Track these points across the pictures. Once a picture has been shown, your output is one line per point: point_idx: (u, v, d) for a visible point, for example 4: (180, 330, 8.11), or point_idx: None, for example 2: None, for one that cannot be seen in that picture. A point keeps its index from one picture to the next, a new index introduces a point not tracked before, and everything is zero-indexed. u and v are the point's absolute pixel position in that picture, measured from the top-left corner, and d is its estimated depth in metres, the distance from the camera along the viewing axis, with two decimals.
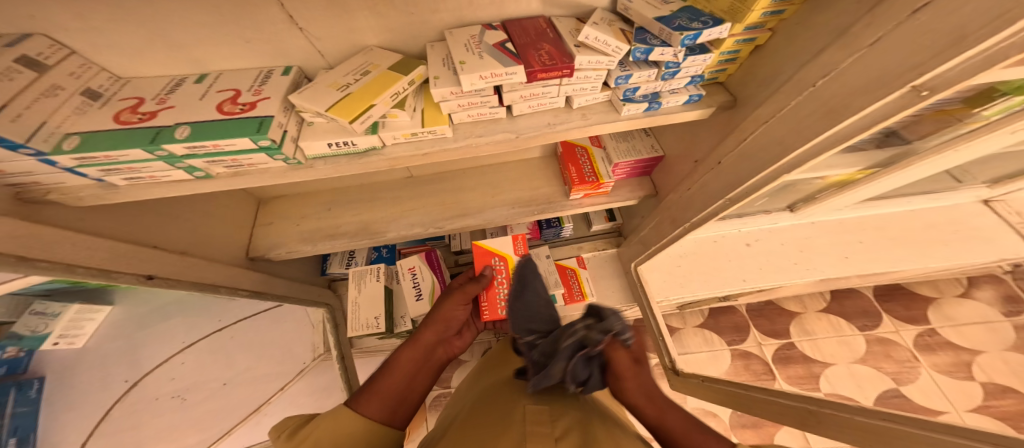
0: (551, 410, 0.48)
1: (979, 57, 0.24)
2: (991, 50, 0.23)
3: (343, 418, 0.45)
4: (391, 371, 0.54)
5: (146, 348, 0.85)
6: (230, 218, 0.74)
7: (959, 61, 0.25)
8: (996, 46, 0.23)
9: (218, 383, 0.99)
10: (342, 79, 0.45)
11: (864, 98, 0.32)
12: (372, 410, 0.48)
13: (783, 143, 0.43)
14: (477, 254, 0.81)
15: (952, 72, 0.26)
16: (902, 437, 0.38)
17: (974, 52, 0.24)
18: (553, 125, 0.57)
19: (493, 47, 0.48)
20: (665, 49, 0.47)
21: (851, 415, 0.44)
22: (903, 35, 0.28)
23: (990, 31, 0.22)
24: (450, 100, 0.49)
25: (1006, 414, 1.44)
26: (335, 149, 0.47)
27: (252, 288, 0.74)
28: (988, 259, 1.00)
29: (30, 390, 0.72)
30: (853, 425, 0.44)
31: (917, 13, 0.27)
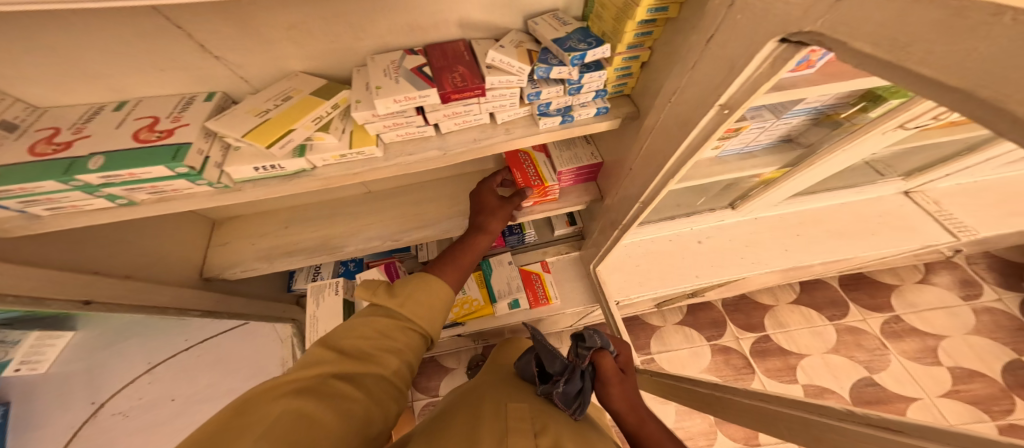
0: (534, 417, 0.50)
1: (753, 76, 0.31)
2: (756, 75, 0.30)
3: (432, 284, 0.58)
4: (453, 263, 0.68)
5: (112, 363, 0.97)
6: (181, 239, 0.76)
7: (741, 81, 0.32)
8: (757, 70, 0.30)
9: (168, 400, 1.02)
10: (262, 105, 0.48)
11: (698, 111, 0.38)
12: (446, 283, 0.62)
13: (664, 150, 0.48)
14: (507, 153, 0.91)
15: (741, 89, 0.32)
16: (770, 413, 0.49)
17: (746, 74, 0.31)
18: (478, 140, 0.62)
19: (411, 71, 0.53)
20: (562, 68, 0.52)
21: (740, 397, 0.56)
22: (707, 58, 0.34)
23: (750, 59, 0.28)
24: (375, 121, 0.53)
25: (975, 398, 1.50)
26: (263, 172, 0.49)
27: (204, 308, 0.76)
28: (911, 247, 1.07)
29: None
30: (743, 406, 0.55)
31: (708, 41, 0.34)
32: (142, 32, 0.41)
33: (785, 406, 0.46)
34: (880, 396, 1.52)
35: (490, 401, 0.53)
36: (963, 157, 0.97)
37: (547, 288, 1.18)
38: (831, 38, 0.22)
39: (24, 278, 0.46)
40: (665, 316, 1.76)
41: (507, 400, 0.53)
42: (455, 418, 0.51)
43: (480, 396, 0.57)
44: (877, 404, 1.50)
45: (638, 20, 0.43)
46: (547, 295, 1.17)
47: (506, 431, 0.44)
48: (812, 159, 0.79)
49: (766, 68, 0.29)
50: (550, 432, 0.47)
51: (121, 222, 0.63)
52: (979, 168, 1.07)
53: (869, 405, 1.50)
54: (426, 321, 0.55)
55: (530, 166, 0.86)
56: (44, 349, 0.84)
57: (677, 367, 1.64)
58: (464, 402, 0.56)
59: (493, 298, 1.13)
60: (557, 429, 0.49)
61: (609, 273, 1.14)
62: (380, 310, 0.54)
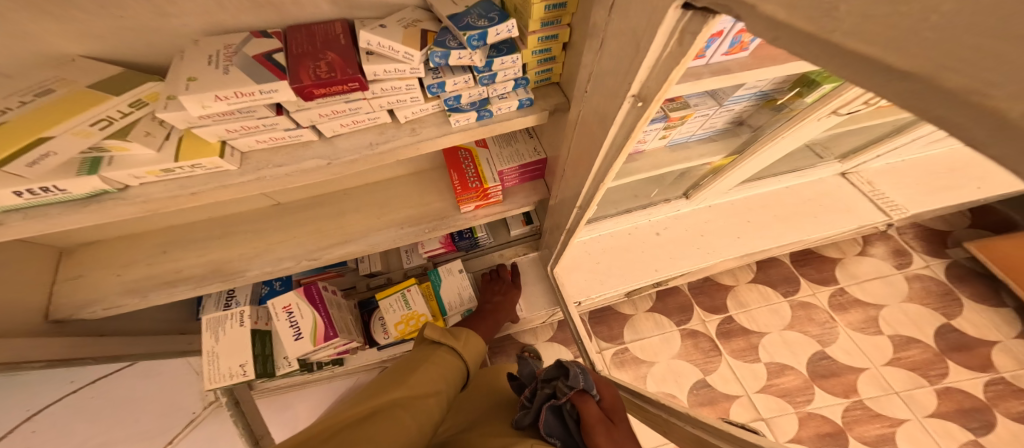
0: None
1: (662, 57, 0.22)
2: (664, 54, 0.22)
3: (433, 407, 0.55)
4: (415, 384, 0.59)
5: None
6: (11, 280, 0.59)
7: (648, 64, 0.23)
8: (665, 47, 0.21)
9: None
10: (2, 104, 0.33)
11: (612, 106, 0.29)
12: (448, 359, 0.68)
13: (587, 153, 0.40)
14: (445, 152, 0.81)
15: (652, 76, 0.24)
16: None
17: (657, 52, 0.22)
18: (375, 145, 0.50)
19: (252, 58, 0.39)
20: (461, 52, 0.40)
21: (685, 424, 0.51)
22: (613, 31, 0.25)
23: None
24: (209, 124, 0.39)
25: (913, 364, 1.58)
26: (33, 198, 0.35)
27: (50, 357, 0.60)
28: (851, 227, 1.06)
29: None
30: (687, 434, 0.50)
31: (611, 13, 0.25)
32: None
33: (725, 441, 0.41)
34: (834, 369, 1.57)
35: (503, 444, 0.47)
36: (891, 139, 1.00)
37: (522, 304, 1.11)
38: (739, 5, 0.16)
39: None
40: (636, 304, 1.73)
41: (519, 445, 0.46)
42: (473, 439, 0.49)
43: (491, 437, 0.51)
44: (831, 377, 1.56)
45: None
46: None
47: None
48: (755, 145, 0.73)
49: (672, 47, 0.21)
50: None
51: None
52: (906, 147, 1.06)
53: (825, 378, 1.56)
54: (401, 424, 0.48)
55: (469, 170, 0.78)
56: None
57: (650, 355, 1.62)
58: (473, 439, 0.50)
59: (444, 312, 1.04)
60: None
61: (567, 273, 1.06)
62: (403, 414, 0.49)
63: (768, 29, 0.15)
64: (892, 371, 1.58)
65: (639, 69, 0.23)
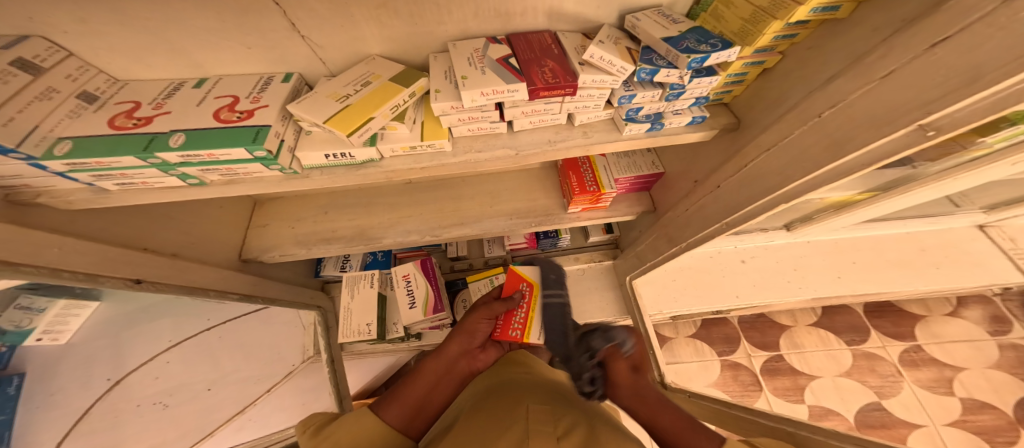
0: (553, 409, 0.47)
1: (992, 99, 0.23)
2: (1005, 93, 0.22)
3: (365, 420, 0.46)
4: (409, 388, 0.56)
5: (131, 348, 0.76)
6: (222, 219, 0.72)
7: (969, 103, 0.24)
8: (1013, 88, 0.21)
9: (204, 388, 0.91)
10: (341, 90, 0.45)
11: (869, 133, 0.31)
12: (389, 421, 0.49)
13: (783, 173, 0.42)
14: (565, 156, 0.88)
15: (961, 113, 0.25)
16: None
17: (989, 92, 0.22)
18: (553, 142, 0.57)
19: (496, 61, 0.49)
20: (671, 70, 0.46)
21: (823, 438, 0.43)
22: (916, 68, 0.26)
23: (1006, 74, 0.21)
24: (450, 114, 0.49)
25: (982, 428, 1.45)
26: (333, 160, 0.47)
27: (242, 292, 0.71)
28: (981, 283, 1.01)
29: (8, 388, 0.59)
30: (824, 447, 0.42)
31: (932, 48, 0.25)
32: (237, 7, 0.37)
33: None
34: (885, 421, 1.47)
35: (513, 403, 0.48)
36: None
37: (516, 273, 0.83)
38: None
39: (78, 254, 0.42)
40: (677, 327, 1.71)
41: (529, 402, 0.48)
42: (493, 402, 0.51)
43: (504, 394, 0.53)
44: (880, 429, 1.45)
45: (790, 21, 0.37)
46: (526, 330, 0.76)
47: (526, 436, 0.38)
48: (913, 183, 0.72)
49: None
50: (576, 434, 0.39)
51: (169, 203, 0.59)
52: None
53: (872, 428, 1.45)
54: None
55: (586, 172, 0.83)
56: (71, 317, 0.62)
57: (683, 379, 1.58)
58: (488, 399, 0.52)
59: None
60: (587, 430, 0.40)
61: (642, 285, 1.09)
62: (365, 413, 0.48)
63: None
64: (953, 433, 1.45)
65: (952, 105, 0.24)
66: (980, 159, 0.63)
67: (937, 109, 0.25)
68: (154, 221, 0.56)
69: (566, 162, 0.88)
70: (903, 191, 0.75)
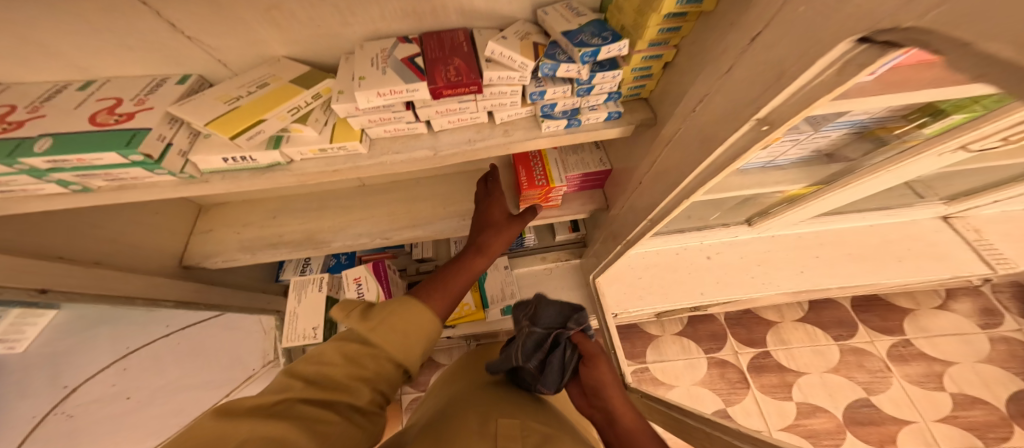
0: (524, 422, 0.42)
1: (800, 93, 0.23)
2: (807, 86, 0.22)
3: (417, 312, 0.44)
4: (454, 276, 0.53)
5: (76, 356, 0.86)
6: (161, 225, 0.72)
7: (786, 95, 0.23)
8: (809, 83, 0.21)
9: (123, 397, 0.93)
10: (233, 92, 0.44)
11: (724, 128, 0.30)
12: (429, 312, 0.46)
13: (678, 169, 0.41)
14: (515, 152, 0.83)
15: (783, 106, 0.24)
16: None
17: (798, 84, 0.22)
18: (473, 141, 0.56)
19: (401, 61, 0.48)
20: (570, 66, 0.45)
21: (730, 438, 0.43)
22: (746, 61, 0.26)
23: (806, 63, 0.20)
24: (358, 115, 0.48)
25: (973, 424, 1.41)
26: (233, 164, 0.46)
27: (178, 299, 0.72)
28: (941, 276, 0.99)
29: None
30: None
31: (752, 43, 0.25)
32: (105, 10, 0.37)
33: None
34: (873, 418, 1.44)
35: (477, 410, 0.45)
36: (1010, 187, 0.89)
37: (549, 169, 0.80)
38: (946, 37, 0.14)
39: None
40: (663, 325, 1.68)
41: (493, 411, 0.44)
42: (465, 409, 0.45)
43: (473, 400, 0.49)
44: (870, 426, 1.42)
45: (665, 13, 0.36)
46: (548, 177, 0.78)
47: None
48: (849, 177, 0.71)
49: (829, 76, 0.20)
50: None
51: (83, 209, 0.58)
52: None
53: (861, 425, 1.42)
54: (407, 348, 0.42)
55: (536, 167, 0.80)
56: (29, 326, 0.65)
57: (669, 379, 1.55)
58: (454, 405, 0.49)
59: (486, 304, 1.05)
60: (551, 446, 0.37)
61: (609, 284, 1.06)
62: (352, 335, 0.42)
63: (969, 65, 0.14)
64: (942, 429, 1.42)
65: (775, 96, 0.24)
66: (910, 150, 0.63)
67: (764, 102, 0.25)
68: (72, 228, 0.56)
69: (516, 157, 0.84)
70: (844, 184, 0.73)
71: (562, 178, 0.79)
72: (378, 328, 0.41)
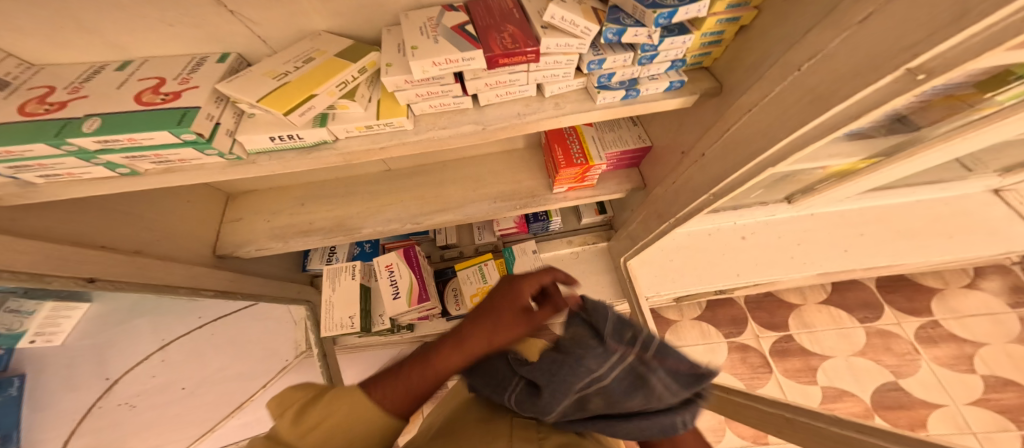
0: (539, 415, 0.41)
1: (985, 34, 0.19)
2: (996, 26, 0.18)
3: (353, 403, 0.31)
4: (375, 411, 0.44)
5: (118, 348, 0.78)
6: (194, 215, 0.71)
7: (957, 41, 0.20)
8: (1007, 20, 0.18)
9: (176, 387, 0.88)
10: (280, 67, 0.41)
11: (851, 85, 0.27)
12: None
13: (767, 135, 0.38)
14: (550, 130, 0.80)
15: (952, 52, 0.21)
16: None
17: (982, 25, 0.18)
18: (522, 115, 0.53)
19: (451, 29, 0.44)
20: (639, 29, 0.42)
21: (828, 425, 0.39)
22: (899, 7, 0.23)
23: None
24: (406, 89, 0.45)
25: (1005, 407, 1.40)
26: (280, 143, 0.43)
27: (217, 288, 0.70)
28: (997, 252, 0.97)
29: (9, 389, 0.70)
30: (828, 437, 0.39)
31: None
32: None
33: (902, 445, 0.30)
34: (903, 401, 1.42)
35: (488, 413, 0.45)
36: None
37: (586, 145, 0.77)
38: None
39: (20, 253, 0.39)
40: (682, 310, 1.67)
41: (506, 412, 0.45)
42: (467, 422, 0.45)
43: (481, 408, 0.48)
44: (899, 409, 1.41)
45: None
46: (586, 154, 0.75)
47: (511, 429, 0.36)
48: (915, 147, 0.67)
49: None
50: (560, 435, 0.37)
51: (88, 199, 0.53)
52: None
53: (890, 409, 1.41)
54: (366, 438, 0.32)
55: (573, 145, 0.77)
56: (62, 319, 0.66)
57: None
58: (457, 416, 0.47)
59: None
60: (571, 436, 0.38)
61: (638, 267, 1.04)
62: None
63: None
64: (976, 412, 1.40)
65: (942, 43, 0.20)
66: (991, 116, 0.58)
67: (923, 50, 0.21)
68: (109, 216, 0.54)
69: (551, 135, 0.81)
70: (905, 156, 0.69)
71: (601, 154, 0.76)
72: (312, 432, 0.30)
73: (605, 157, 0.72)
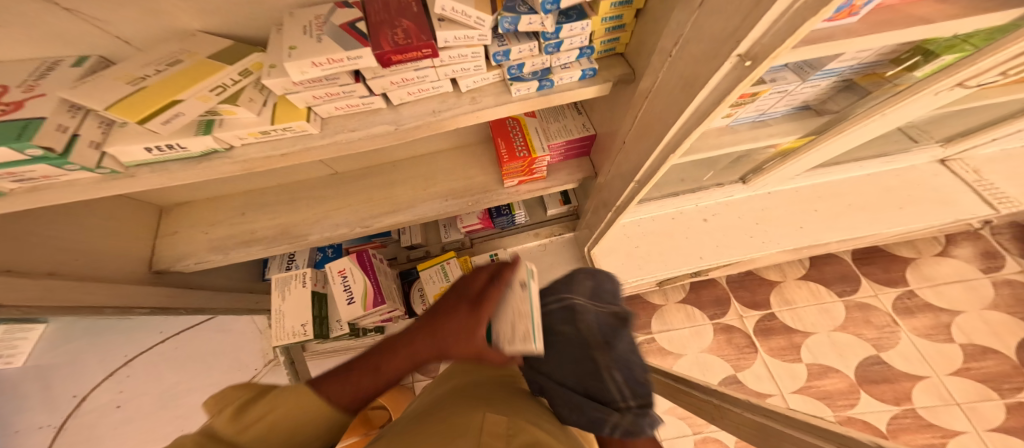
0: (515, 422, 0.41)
1: (785, 17, 0.17)
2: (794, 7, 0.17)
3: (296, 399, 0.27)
4: None
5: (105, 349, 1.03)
6: (127, 230, 0.69)
7: (767, 24, 0.18)
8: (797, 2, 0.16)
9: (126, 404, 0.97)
10: (137, 71, 0.37)
11: (704, 72, 0.25)
12: None
13: (662, 122, 0.36)
14: (494, 122, 0.78)
15: (766, 37, 0.19)
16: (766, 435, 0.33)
17: (777, 6, 0.17)
18: (438, 112, 0.51)
19: (339, 27, 0.42)
20: (532, 17, 0.39)
21: (733, 409, 0.39)
22: None
23: None
24: (300, 91, 0.43)
25: (987, 376, 1.42)
26: (161, 153, 0.41)
27: (154, 305, 0.70)
28: (945, 221, 0.95)
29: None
30: (734, 419, 0.39)
31: None
32: None
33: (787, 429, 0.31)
34: (887, 375, 1.44)
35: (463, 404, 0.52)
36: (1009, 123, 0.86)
37: (529, 137, 0.75)
38: None
39: None
40: (666, 293, 1.67)
41: None
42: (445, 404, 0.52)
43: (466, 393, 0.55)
44: (882, 384, 1.43)
45: None
46: (529, 147, 0.73)
47: None
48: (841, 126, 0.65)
49: None
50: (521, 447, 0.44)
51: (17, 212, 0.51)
52: None
53: (874, 384, 1.43)
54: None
55: (516, 137, 0.75)
56: None
57: (676, 348, 1.56)
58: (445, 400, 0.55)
59: None
60: None
61: (603, 256, 1.03)
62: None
63: None
64: (954, 380, 1.42)
65: (753, 28, 0.19)
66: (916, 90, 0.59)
67: (744, 34, 0.20)
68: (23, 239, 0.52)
69: (495, 127, 0.79)
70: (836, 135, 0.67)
71: (545, 145, 0.74)
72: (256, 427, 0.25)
73: (546, 148, 0.71)
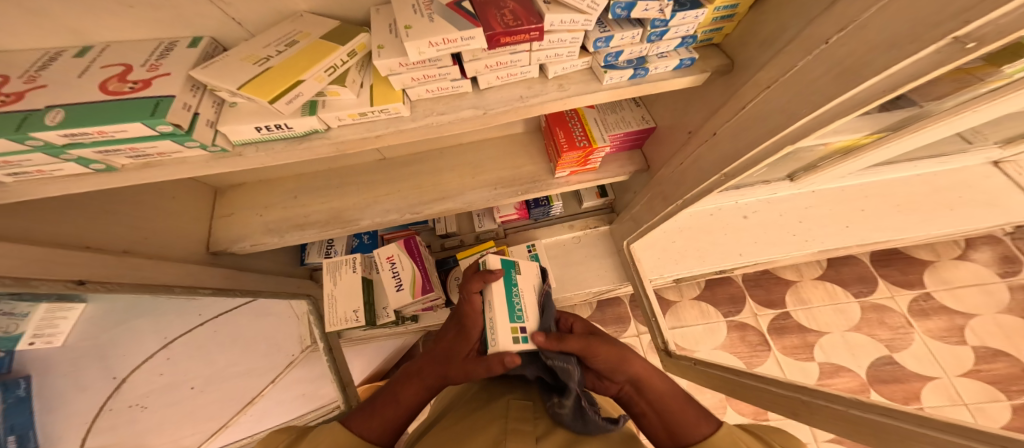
0: (534, 406, 0.56)
1: None
2: None
3: None
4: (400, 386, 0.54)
5: (129, 343, 0.65)
6: (182, 211, 0.69)
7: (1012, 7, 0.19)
8: None
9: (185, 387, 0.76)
10: (261, 51, 0.38)
11: (888, 54, 0.26)
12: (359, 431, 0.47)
13: (787, 110, 0.37)
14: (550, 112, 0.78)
15: (1003, 19, 0.20)
16: (893, 436, 0.33)
17: None
18: (524, 98, 0.50)
19: (447, 7, 0.41)
20: (649, 4, 0.39)
21: (845, 408, 0.39)
22: None
23: None
24: (401, 73, 0.42)
25: (995, 377, 1.44)
26: (267, 133, 0.41)
27: (215, 286, 0.70)
28: (995, 223, 0.97)
29: (17, 390, 0.53)
30: (845, 418, 0.39)
31: None
32: None
33: (931, 429, 0.30)
34: (898, 375, 1.47)
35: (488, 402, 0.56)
36: None
37: (589, 128, 0.74)
38: None
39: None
40: (681, 290, 1.69)
41: (508, 396, 0.57)
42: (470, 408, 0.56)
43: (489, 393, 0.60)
44: (893, 383, 1.46)
45: None
46: (589, 137, 0.72)
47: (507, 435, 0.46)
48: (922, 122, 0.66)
49: None
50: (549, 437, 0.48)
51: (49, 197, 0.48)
52: None
53: (885, 383, 1.46)
54: None
55: (575, 128, 0.74)
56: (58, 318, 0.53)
57: (690, 344, 1.58)
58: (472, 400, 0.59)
59: None
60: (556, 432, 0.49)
61: (641, 250, 1.03)
62: None
63: None
64: (966, 382, 1.45)
65: (994, 10, 0.19)
66: (1000, 89, 0.57)
67: (978, 15, 0.20)
68: (93, 217, 0.52)
69: (552, 118, 0.79)
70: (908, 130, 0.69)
71: (604, 137, 0.73)
72: None
73: (608, 140, 0.70)
